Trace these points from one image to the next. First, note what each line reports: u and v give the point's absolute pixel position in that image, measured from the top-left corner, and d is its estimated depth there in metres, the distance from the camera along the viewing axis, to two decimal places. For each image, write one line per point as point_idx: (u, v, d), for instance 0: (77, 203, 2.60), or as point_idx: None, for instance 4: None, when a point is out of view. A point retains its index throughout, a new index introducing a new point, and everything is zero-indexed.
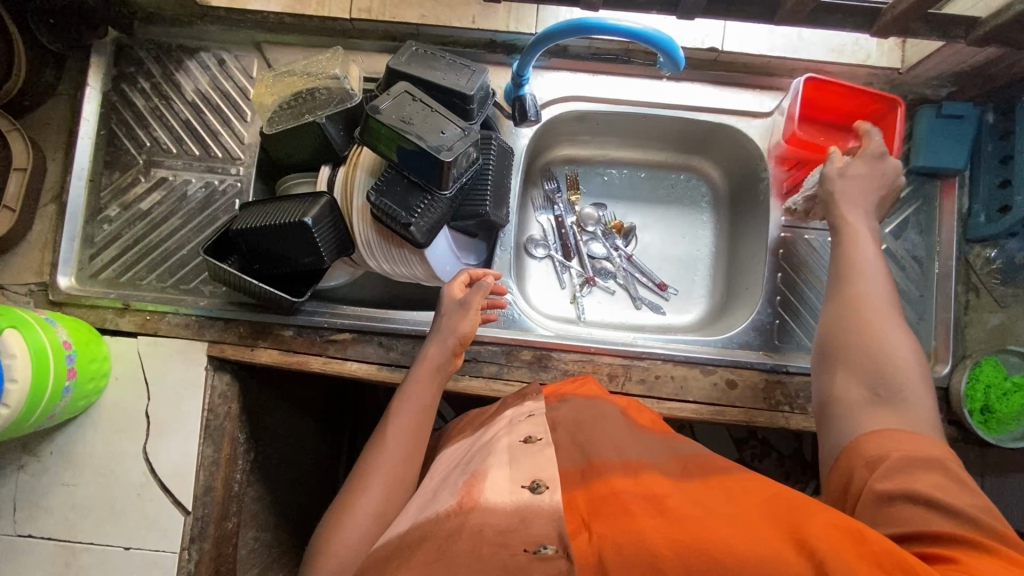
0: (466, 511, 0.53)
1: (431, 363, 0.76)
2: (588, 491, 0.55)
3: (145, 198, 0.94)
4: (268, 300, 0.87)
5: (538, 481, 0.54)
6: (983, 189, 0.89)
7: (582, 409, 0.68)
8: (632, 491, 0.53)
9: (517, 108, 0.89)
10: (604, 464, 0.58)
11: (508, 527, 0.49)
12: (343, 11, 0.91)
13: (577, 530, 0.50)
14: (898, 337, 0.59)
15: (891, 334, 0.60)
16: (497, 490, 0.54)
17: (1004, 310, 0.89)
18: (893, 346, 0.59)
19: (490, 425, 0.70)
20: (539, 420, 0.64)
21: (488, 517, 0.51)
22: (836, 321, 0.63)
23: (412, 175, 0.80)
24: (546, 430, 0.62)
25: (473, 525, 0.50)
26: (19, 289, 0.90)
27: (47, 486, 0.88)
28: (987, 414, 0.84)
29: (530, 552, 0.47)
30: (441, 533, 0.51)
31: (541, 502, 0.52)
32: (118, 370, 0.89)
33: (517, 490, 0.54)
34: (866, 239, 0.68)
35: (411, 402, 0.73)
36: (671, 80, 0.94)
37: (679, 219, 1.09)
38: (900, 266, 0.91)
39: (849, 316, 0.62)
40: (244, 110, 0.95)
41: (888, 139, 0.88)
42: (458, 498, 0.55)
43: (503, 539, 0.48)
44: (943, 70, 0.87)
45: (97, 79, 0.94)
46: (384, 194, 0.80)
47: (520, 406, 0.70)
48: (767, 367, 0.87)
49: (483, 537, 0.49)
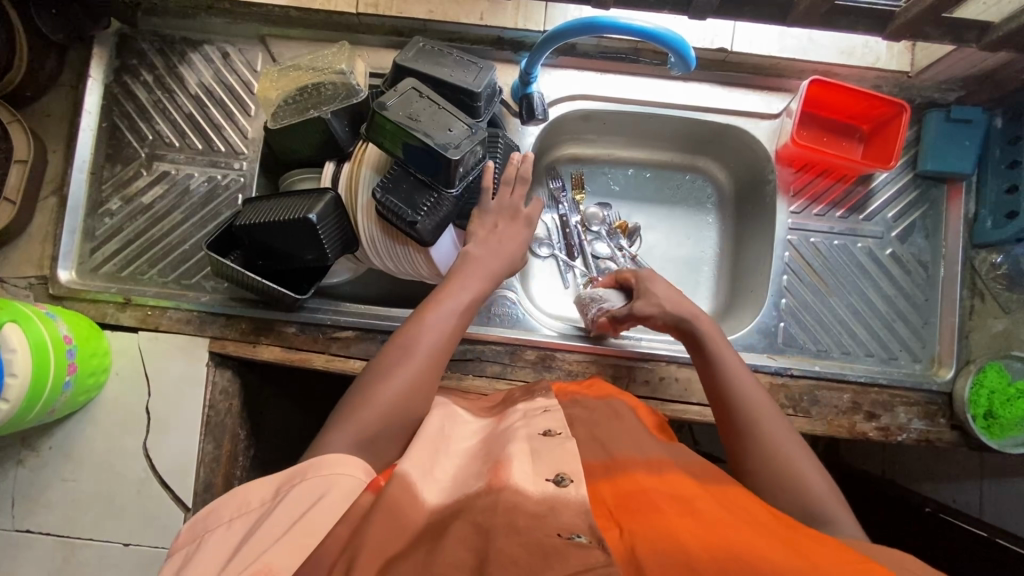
0: (498, 489, 0.50)
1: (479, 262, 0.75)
2: (613, 485, 0.55)
3: (147, 192, 0.93)
4: (271, 297, 0.86)
5: (563, 475, 0.52)
6: (990, 193, 0.88)
7: (593, 408, 0.69)
8: (660, 490, 0.53)
9: (524, 105, 0.88)
10: (626, 459, 0.59)
11: (539, 513, 0.48)
12: (349, 5, 0.89)
13: (608, 526, 0.49)
14: (804, 463, 0.62)
15: (794, 457, 0.62)
16: (523, 479, 0.51)
17: (1009, 315, 0.87)
18: (801, 469, 0.61)
19: (501, 415, 0.69)
20: (557, 415, 0.62)
21: (520, 497, 0.49)
22: (752, 464, 0.63)
23: (417, 173, 0.80)
24: (566, 425, 0.60)
25: (507, 503, 0.48)
26: (18, 282, 0.89)
27: (46, 481, 0.87)
28: (991, 419, 0.84)
29: (565, 536, 0.45)
30: (475, 508, 0.48)
31: (566, 494, 0.50)
32: (118, 365, 0.89)
33: (541, 482, 0.51)
34: (736, 364, 0.71)
35: (439, 320, 0.68)
36: (680, 80, 0.93)
37: (684, 220, 1.08)
38: (905, 270, 0.92)
39: (761, 455, 0.63)
40: (247, 105, 0.94)
41: (890, 143, 0.89)
42: (486, 480, 0.52)
43: (538, 520, 0.47)
44: (953, 73, 0.86)
45: (99, 71, 0.93)
46: (387, 191, 0.79)
47: (532, 402, 0.68)
48: (772, 370, 0.87)
49: (517, 516, 0.47)
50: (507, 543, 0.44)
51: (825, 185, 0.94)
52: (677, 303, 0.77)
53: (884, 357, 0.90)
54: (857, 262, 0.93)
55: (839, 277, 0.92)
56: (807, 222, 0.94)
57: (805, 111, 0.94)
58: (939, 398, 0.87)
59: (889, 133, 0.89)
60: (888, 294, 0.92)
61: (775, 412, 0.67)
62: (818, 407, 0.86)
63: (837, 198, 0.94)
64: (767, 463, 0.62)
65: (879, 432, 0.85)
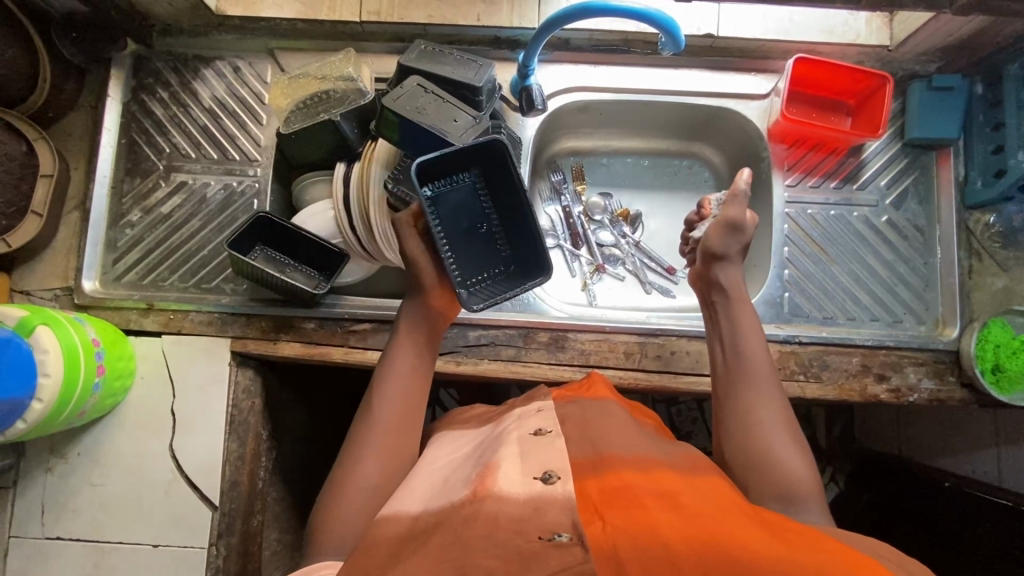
0: (480, 499, 0.54)
1: (411, 324, 0.75)
2: (599, 480, 0.56)
3: (165, 202, 0.97)
4: (291, 293, 0.89)
5: (550, 472, 0.57)
6: (977, 155, 0.92)
7: (587, 407, 0.71)
8: (646, 487, 0.55)
9: (524, 97, 0.92)
10: (615, 458, 0.60)
11: (522, 516, 0.52)
12: (353, 14, 0.94)
13: (590, 519, 0.51)
14: (787, 449, 0.65)
15: (779, 442, 0.65)
16: (511, 481, 0.56)
17: (1008, 273, 0.91)
18: (787, 459, 0.64)
19: (499, 420, 0.73)
20: (550, 414, 0.68)
21: (503, 505, 0.53)
22: (738, 438, 0.67)
23: (507, 242, 0.84)
24: (557, 423, 0.65)
25: (487, 512, 0.52)
26: (43, 294, 0.93)
27: (75, 487, 0.89)
28: (999, 373, 0.85)
29: (544, 539, 0.49)
30: (456, 519, 0.53)
31: (553, 492, 0.54)
32: (142, 369, 0.91)
33: (529, 482, 0.56)
34: (752, 327, 0.73)
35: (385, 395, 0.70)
36: (669, 67, 0.97)
37: (683, 205, 1.12)
38: (902, 235, 0.95)
39: (746, 429, 0.67)
40: (259, 114, 0.98)
41: (876, 114, 0.93)
42: (471, 487, 0.57)
43: (518, 527, 0.50)
44: (932, 43, 0.90)
45: (118, 90, 0.98)
46: (438, 181, 0.80)
47: (530, 403, 0.74)
48: (780, 338, 0.89)
49: (498, 525, 0.51)
50: (482, 556, 0.48)
51: (817, 159, 0.97)
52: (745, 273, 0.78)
53: (889, 321, 0.92)
54: (855, 231, 0.95)
55: (838, 245, 0.95)
56: (803, 195, 0.97)
57: (793, 89, 0.98)
58: (946, 356, 0.89)
59: (873, 106, 0.93)
60: (887, 260, 0.94)
61: (777, 396, 0.69)
62: (829, 372, 0.88)
63: (830, 170, 0.97)
64: (757, 452, 0.65)
65: (890, 393, 0.87)
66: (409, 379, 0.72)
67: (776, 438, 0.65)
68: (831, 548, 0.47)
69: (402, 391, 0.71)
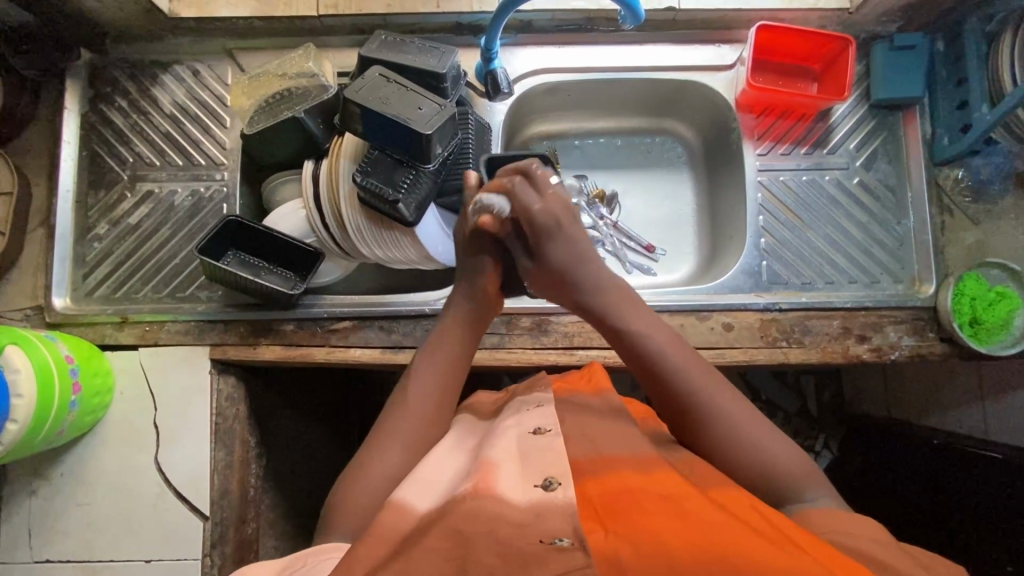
0: (481, 497, 0.53)
1: (461, 313, 0.76)
2: (602, 484, 0.56)
3: (133, 212, 0.95)
4: (267, 296, 0.88)
5: (551, 479, 0.55)
6: (942, 112, 0.93)
7: (590, 411, 0.70)
8: (647, 489, 0.55)
9: (489, 82, 0.90)
10: (614, 457, 0.60)
11: (523, 520, 0.50)
12: (310, 9, 0.93)
13: (593, 528, 0.50)
14: (775, 449, 0.62)
15: (769, 447, 0.62)
16: (512, 486, 0.54)
17: (980, 226, 0.92)
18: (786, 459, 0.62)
19: (499, 415, 0.73)
20: (547, 410, 0.67)
21: (504, 507, 0.51)
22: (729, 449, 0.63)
23: None
24: (554, 421, 0.64)
25: (486, 513, 0.51)
26: (14, 314, 0.91)
27: (61, 508, 0.87)
28: (976, 325, 0.86)
29: (545, 542, 0.47)
30: (459, 514, 0.51)
31: (554, 499, 0.53)
32: (122, 384, 0.89)
33: (530, 489, 0.54)
34: (667, 353, 0.67)
35: (415, 391, 0.70)
36: (633, 43, 0.97)
37: (659, 182, 1.12)
38: (875, 196, 0.95)
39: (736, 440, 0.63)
40: (222, 117, 0.97)
41: (841, 77, 0.94)
42: (472, 484, 0.55)
43: (519, 530, 0.49)
44: (892, 5, 0.90)
45: (74, 101, 0.96)
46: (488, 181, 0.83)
47: (529, 396, 0.74)
48: (760, 307, 0.89)
49: (501, 523, 0.50)
50: (485, 553, 0.46)
51: (786, 126, 0.97)
52: (626, 296, 0.72)
53: (867, 282, 0.93)
54: (828, 195, 0.96)
55: (814, 210, 0.95)
56: (774, 162, 0.97)
57: (757, 59, 0.98)
58: (924, 313, 0.90)
59: (837, 71, 0.94)
60: (861, 222, 0.95)
61: (741, 403, 0.65)
62: (811, 336, 0.89)
63: (799, 136, 0.97)
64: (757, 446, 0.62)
65: (872, 353, 0.88)
66: (448, 369, 0.72)
67: (732, 420, 0.63)
68: (818, 548, 0.46)
69: (432, 385, 0.70)
